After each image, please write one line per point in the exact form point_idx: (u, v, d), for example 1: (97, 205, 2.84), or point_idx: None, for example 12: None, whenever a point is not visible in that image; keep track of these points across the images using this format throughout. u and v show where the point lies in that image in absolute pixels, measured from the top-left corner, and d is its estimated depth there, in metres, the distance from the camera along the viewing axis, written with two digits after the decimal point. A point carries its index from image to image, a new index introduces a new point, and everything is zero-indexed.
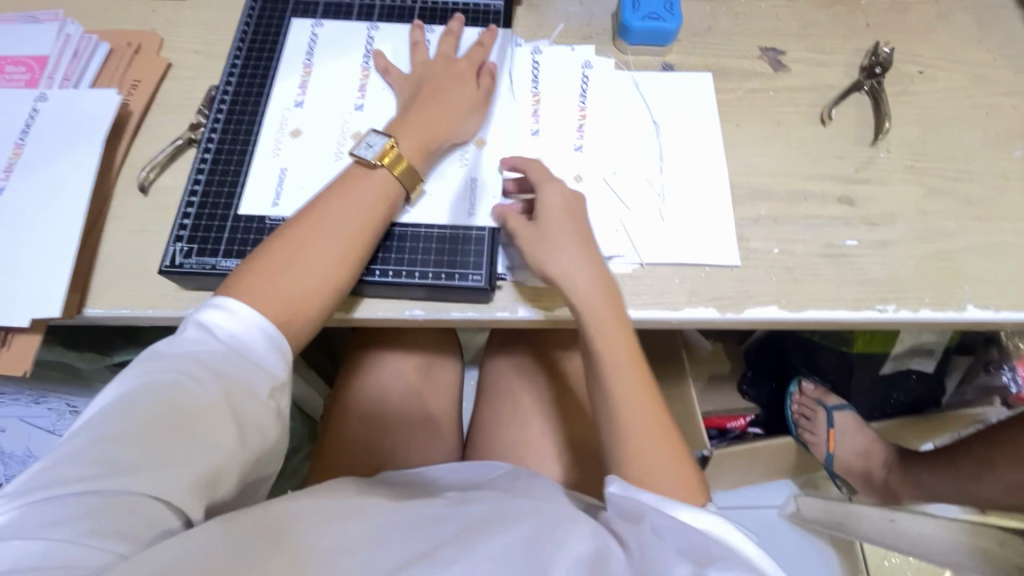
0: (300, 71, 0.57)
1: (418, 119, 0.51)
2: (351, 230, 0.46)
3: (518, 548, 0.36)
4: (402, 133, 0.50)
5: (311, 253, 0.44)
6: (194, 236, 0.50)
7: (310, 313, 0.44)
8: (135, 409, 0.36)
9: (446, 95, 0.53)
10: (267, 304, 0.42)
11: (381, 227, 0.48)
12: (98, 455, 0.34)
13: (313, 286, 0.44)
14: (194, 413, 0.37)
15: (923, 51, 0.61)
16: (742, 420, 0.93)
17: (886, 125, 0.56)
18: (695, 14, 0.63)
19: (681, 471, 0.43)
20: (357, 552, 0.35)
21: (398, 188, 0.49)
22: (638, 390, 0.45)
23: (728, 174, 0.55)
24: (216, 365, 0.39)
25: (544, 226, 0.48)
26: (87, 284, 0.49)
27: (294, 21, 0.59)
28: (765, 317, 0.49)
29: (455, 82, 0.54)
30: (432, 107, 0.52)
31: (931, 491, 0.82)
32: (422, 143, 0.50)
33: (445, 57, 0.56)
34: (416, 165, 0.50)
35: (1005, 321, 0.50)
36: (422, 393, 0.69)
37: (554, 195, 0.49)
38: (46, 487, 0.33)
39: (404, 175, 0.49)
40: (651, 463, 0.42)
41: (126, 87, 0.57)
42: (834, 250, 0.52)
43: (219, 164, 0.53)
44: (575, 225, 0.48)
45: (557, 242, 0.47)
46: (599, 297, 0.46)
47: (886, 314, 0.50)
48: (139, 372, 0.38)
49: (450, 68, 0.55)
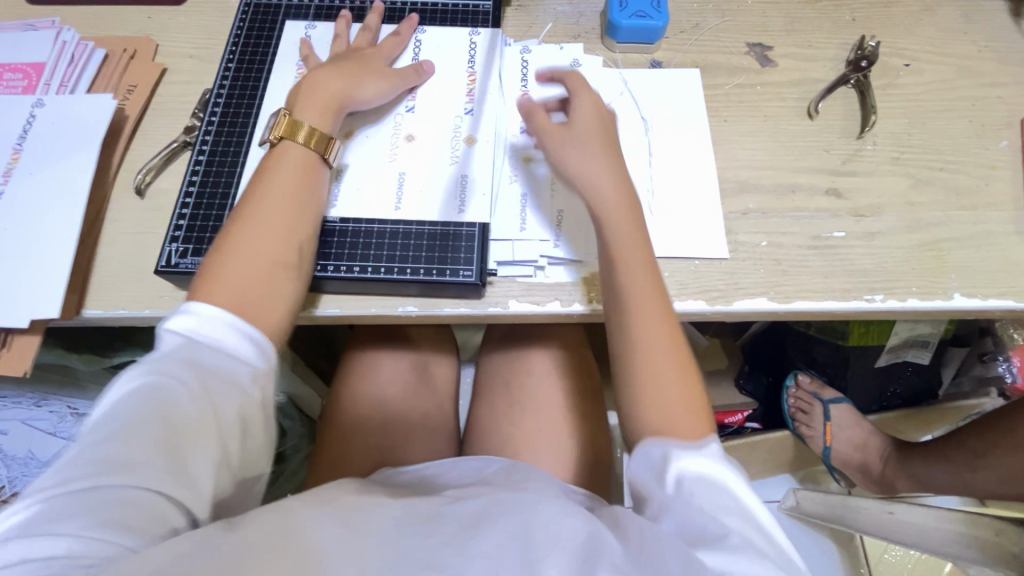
0: (292, 74, 0.58)
1: (318, 89, 0.51)
2: (279, 205, 0.46)
3: (511, 541, 0.36)
4: (301, 104, 0.50)
5: (245, 239, 0.45)
6: (188, 237, 0.51)
7: (268, 296, 0.44)
8: (126, 412, 0.37)
9: (346, 67, 0.53)
10: (220, 300, 0.42)
11: (309, 200, 0.48)
12: (96, 455, 0.35)
13: (258, 269, 0.44)
14: (184, 413, 0.38)
15: (910, 44, 0.62)
16: (739, 416, 0.96)
17: (872, 117, 0.57)
18: (683, 11, 0.63)
19: (688, 385, 0.43)
20: (362, 548, 0.35)
21: (316, 159, 0.49)
22: (645, 296, 0.45)
23: (717, 168, 0.56)
24: (200, 362, 0.40)
25: (572, 127, 0.50)
26: (86, 286, 0.50)
27: (286, 24, 0.60)
28: (753, 308, 0.50)
29: (359, 59, 0.55)
30: (327, 75, 0.52)
31: (929, 483, 0.82)
32: (322, 108, 0.51)
33: (356, 46, 0.57)
34: (320, 128, 0.50)
35: (993, 309, 0.50)
36: (418, 391, 0.70)
37: (586, 106, 0.51)
38: (48, 489, 0.34)
39: (308, 137, 0.49)
40: (656, 376, 0.43)
41: (122, 91, 0.58)
42: (822, 242, 0.53)
43: (213, 166, 0.54)
44: (603, 131, 0.50)
45: (583, 145, 0.49)
46: (614, 193, 0.47)
47: (874, 304, 0.50)
48: (126, 378, 0.39)
49: (355, 51, 0.56)
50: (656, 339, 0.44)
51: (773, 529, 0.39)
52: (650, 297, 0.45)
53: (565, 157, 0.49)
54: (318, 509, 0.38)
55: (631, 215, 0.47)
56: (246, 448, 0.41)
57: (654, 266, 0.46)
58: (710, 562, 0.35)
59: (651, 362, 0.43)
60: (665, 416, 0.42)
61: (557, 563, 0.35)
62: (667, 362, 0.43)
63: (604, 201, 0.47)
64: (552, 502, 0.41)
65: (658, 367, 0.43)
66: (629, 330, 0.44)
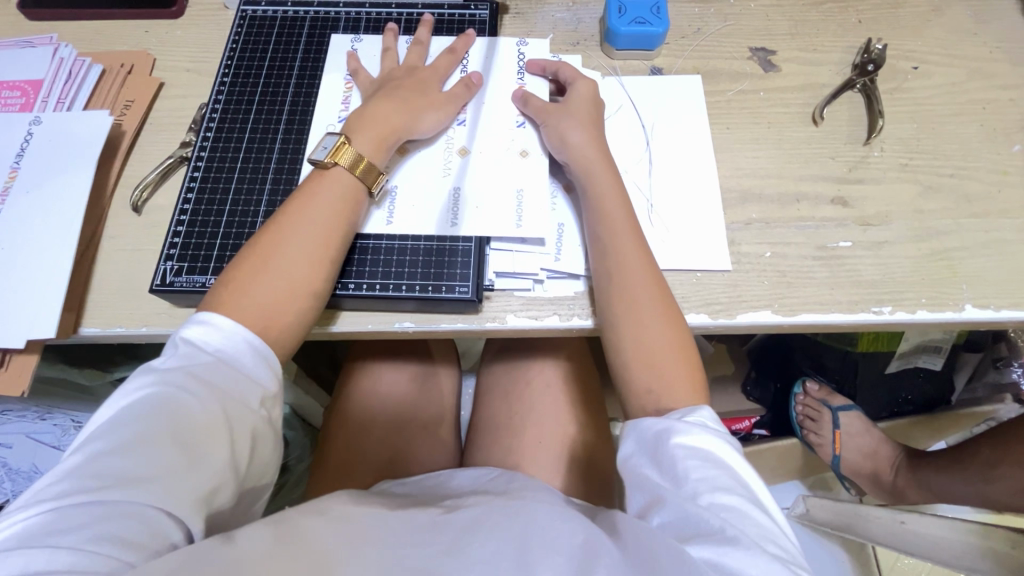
0: (342, 85, 0.57)
1: (375, 116, 0.51)
2: (318, 231, 0.46)
3: (509, 549, 0.35)
4: (358, 132, 0.50)
5: (279, 257, 0.44)
6: (183, 254, 0.50)
7: (289, 317, 0.44)
8: (132, 422, 0.36)
9: (406, 95, 0.52)
10: (246, 316, 0.42)
11: (347, 230, 0.47)
12: (100, 467, 0.34)
13: (283, 289, 0.44)
14: (192, 425, 0.37)
15: (918, 46, 0.60)
16: (747, 422, 0.93)
17: (879, 122, 0.55)
18: (684, 16, 0.62)
19: (670, 325, 0.45)
20: (361, 557, 0.34)
21: (359, 186, 0.49)
22: (634, 261, 0.47)
23: (719, 177, 0.54)
24: (211, 377, 0.39)
25: (566, 107, 0.53)
26: (83, 304, 0.50)
27: (334, 36, 0.60)
28: (756, 322, 0.49)
29: (417, 86, 0.54)
30: (387, 103, 0.52)
31: (942, 492, 0.80)
32: (379, 140, 0.50)
33: (411, 67, 0.56)
34: (374, 160, 0.50)
35: (1005, 320, 0.49)
36: (419, 403, 0.69)
37: (583, 90, 0.54)
38: (50, 499, 0.33)
39: (362, 171, 0.49)
40: (640, 315, 0.45)
41: (119, 107, 0.58)
42: (828, 252, 0.51)
43: (209, 182, 0.54)
44: (595, 113, 0.53)
45: (575, 122, 0.52)
46: (598, 160, 0.51)
47: (882, 316, 0.49)
48: (135, 386, 0.38)
49: (412, 74, 0.55)
50: (647, 287, 0.46)
51: (770, 506, 0.38)
52: (639, 259, 0.47)
53: (558, 132, 0.52)
54: (316, 520, 0.37)
55: (613, 182, 0.50)
56: (253, 460, 0.40)
57: (637, 230, 0.48)
58: (702, 556, 0.34)
59: (641, 328, 0.45)
60: (658, 378, 0.44)
61: (553, 565, 0.34)
62: (656, 328, 0.45)
63: (591, 169, 0.50)
64: (546, 508, 0.40)
65: (647, 331, 0.45)
66: (620, 294, 0.46)
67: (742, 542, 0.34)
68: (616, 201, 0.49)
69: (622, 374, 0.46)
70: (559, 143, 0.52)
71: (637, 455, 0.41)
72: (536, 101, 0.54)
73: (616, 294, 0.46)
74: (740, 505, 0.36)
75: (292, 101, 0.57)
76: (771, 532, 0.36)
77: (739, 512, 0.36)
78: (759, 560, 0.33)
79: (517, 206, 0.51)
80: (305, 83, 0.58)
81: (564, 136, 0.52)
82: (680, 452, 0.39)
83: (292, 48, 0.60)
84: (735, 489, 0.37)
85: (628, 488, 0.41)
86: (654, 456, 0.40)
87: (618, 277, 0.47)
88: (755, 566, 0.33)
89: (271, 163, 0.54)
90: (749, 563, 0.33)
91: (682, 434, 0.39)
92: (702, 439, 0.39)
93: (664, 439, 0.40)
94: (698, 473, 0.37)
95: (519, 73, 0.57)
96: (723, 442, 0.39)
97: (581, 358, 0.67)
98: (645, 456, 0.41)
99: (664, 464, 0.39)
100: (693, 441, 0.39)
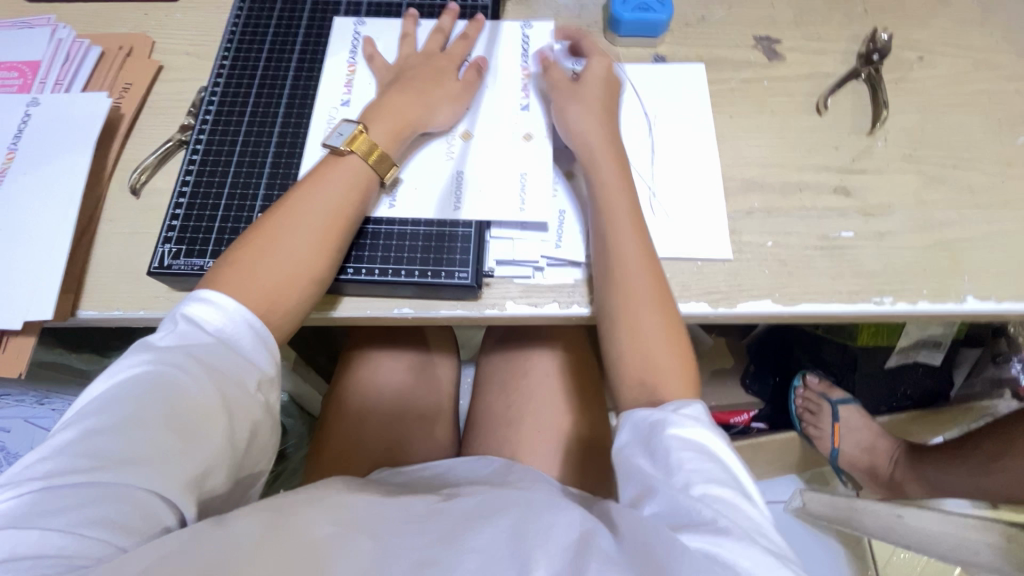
0: (344, 68, 0.57)
1: (392, 107, 0.51)
2: (322, 215, 0.45)
3: (504, 540, 0.35)
4: (375, 121, 0.50)
5: (284, 239, 0.44)
6: (182, 237, 0.50)
7: (291, 301, 0.44)
8: (127, 402, 0.36)
9: (422, 85, 0.52)
10: (249, 296, 0.42)
11: (356, 217, 0.47)
12: (93, 445, 0.34)
13: (288, 273, 0.43)
14: (187, 407, 0.37)
15: (923, 37, 0.60)
16: (745, 415, 0.93)
17: (883, 112, 0.55)
18: (687, 3, 0.62)
19: (668, 318, 0.45)
20: (355, 546, 0.34)
21: (372, 176, 0.48)
22: (632, 237, 0.47)
23: (720, 166, 0.54)
24: (210, 360, 0.39)
25: (578, 85, 0.53)
26: (81, 285, 0.50)
27: (336, 19, 0.59)
28: (756, 310, 0.48)
29: (433, 75, 0.53)
30: (403, 95, 0.51)
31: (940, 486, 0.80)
32: (394, 130, 0.50)
33: (429, 53, 0.55)
34: (388, 150, 0.49)
35: (1007, 312, 0.49)
36: (417, 391, 0.69)
37: (598, 68, 0.53)
38: (42, 477, 0.33)
39: (376, 160, 0.48)
40: (638, 309, 0.45)
41: (118, 90, 0.57)
42: (830, 242, 0.51)
43: (208, 165, 0.53)
44: (607, 96, 0.53)
45: (577, 100, 0.52)
46: (601, 143, 0.50)
47: (882, 306, 0.49)
48: (130, 364, 0.38)
49: (430, 61, 0.54)
50: (644, 275, 0.46)
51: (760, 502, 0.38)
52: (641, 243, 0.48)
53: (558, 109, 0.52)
54: (326, 501, 0.38)
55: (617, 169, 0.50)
56: (251, 445, 0.40)
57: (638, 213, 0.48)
58: (695, 546, 0.33)
59: (636, 320, 0.45)
60: (653, 373, 0.44)
61: (548, 558, 0.34)
62: (653, 323, 0.45)
63: (593, 148, 0.50)
64: (541, 499, 0.40)
65: (644, 324, 0.45)
66: (618, 287, 0.46)
67: (734, 534, 0.34)
68: (617, 179, 0.49)
69: (619, 371, 0.45)
70: (563, 124, 0.52)
71: (630, 445, 0.41)
72: (554, 74, 0.54)
73: (612, 267, 0.46)
74: (732, 498, 0.36)
75: (292, 84, 0.57)
76: (761, 526, 0.36)
77: (732, 506, 0.36)
78: (751, 551, 0.33)
79: (520, 190, 0.51)
80: (306, 68, 0.58)
81: (566, 118, 0.52)
82: (675, 442, 0.38)
83: (292, 32, 0.59)
84: (728, 482, 0.37)
85: (620, 478, 0.41)
86: (647, 447, 0.40)
87: (617, 262, 0.47)
88: (747, 557, 0.33)
89: (270, 148, 0.54)
90: (741, 554, 0.33)
91: (678, 426, 0.39)
92: (697, 431, 0.39)
93: (658, 430, 0.40)
94: (689, 462, 0.37)
95: (523, 58, 0.57)
96: (717, 434, 0.39)
97: (580, 349, 0.67)
98: (637, 448, 0.40)
99: (657, 454, 0.39)
100: (688, 433, 0.39)
